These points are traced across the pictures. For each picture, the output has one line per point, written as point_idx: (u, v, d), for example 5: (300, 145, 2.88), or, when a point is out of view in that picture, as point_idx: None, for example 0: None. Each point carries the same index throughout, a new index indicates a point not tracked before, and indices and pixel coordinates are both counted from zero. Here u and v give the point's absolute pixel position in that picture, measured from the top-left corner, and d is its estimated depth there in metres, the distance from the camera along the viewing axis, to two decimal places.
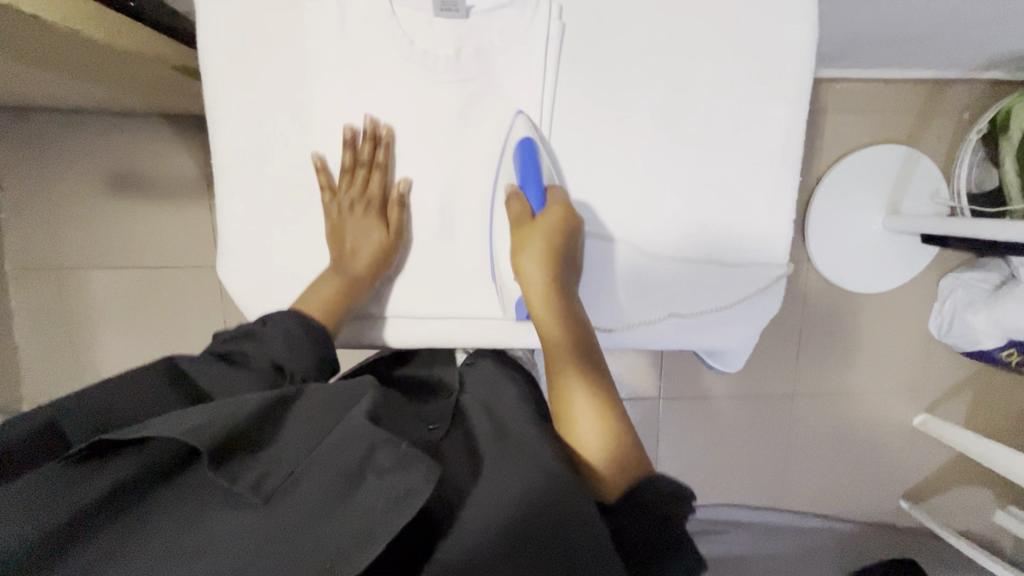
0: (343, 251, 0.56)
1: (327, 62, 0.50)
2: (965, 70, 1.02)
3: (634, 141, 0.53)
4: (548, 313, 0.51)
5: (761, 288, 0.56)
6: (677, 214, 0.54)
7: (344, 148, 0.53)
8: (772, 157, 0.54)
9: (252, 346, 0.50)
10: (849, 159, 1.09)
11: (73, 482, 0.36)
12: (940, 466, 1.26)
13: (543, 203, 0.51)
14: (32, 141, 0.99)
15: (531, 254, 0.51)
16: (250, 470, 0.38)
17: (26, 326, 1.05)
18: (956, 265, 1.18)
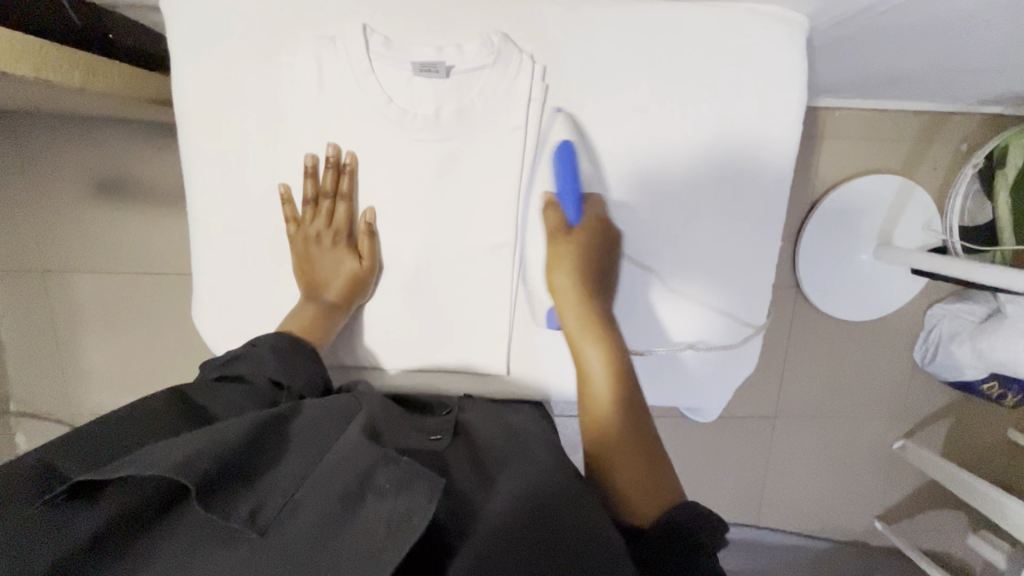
0: (314, 282, 0.61)
1: (314, 119, 0.56)
2: (964, 102, 1.01)
3: (601, 194, 0.58)
4: (584, 334, 0.57)
5: (736, 342, 0.62)
6: (638, 262, 0.60)
7: (305, 178, 0.58)
8: (727, 209, 0.58)
9: (246, 366, 0.54)
10: (842, 188, 1.08)
11: (67, 523, 0.38)
12: (915, 489, 1.28)
13: (577, 214, 0.57)
14: (16, 143, 0.98)
15: (569, 272, 0.58)
16: (242, 501, 0.38)
17: (12, 327, 1.06)
18: (943, 295, 1.18)
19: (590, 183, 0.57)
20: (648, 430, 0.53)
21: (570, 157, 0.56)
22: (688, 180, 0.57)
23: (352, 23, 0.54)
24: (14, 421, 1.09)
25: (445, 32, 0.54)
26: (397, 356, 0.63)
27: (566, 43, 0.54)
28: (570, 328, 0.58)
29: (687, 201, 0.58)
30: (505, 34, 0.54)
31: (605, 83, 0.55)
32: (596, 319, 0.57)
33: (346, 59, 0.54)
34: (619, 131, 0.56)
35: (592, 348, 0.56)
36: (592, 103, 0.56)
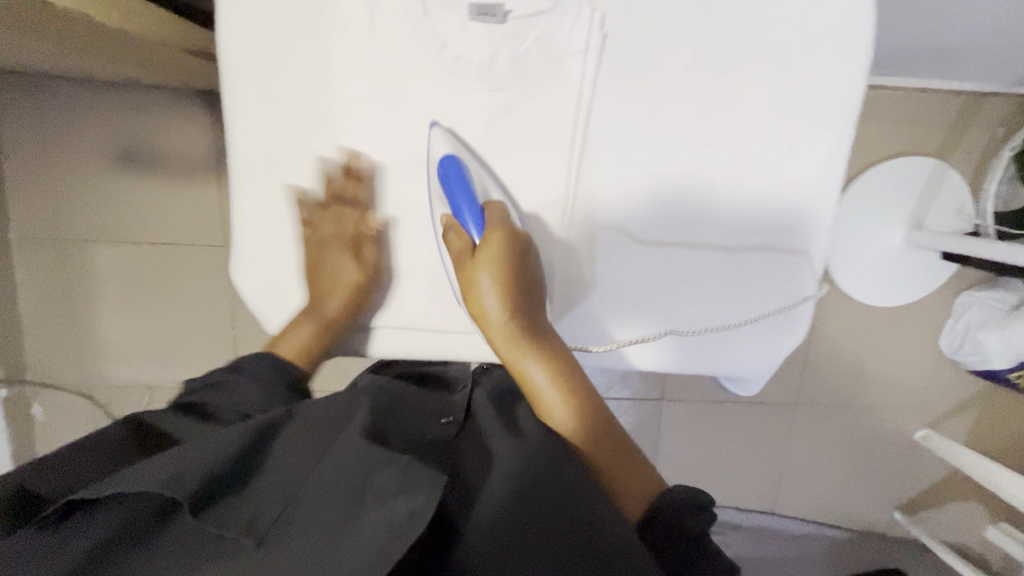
0: (316, 292, 0.52)
1: (352, 57, 0.45)
2: (1004, 83, 0.99)
3: (667, 161, 0.51)
4: (523, 365, 0.49)
5: (788, 307, 0.55)
6: (704, 234, 0.53)
7: (319, 181, 0.49)
8: (801, 181, 0.52)
9: (216, 396, 0.49)
10: (875, 169, 1.06)
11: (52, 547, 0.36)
12: (937, 480, 1.26)
13: (480, 227, 0.48)
14: (35, 106, 0.96)
15: (490, 297, 0.48)
16: (239, 513, 0.39)
17: (29, 296, 1.04)
18: (973, 283, 1.16)
19: (486, 189, 0.49)
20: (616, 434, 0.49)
21: (462, 172, 0.47)
22: (763, 149, 0.51)
23: None
24: (29, 393, 1.07)
25: None
26: (428, 325, 0.53)
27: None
28: (505, 352, 0.49)
29: (766, 166, 0.52)
30: None
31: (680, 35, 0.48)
32: (531, 337, 0.49)
33: None
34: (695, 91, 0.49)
35: (534, 367, 0.48)
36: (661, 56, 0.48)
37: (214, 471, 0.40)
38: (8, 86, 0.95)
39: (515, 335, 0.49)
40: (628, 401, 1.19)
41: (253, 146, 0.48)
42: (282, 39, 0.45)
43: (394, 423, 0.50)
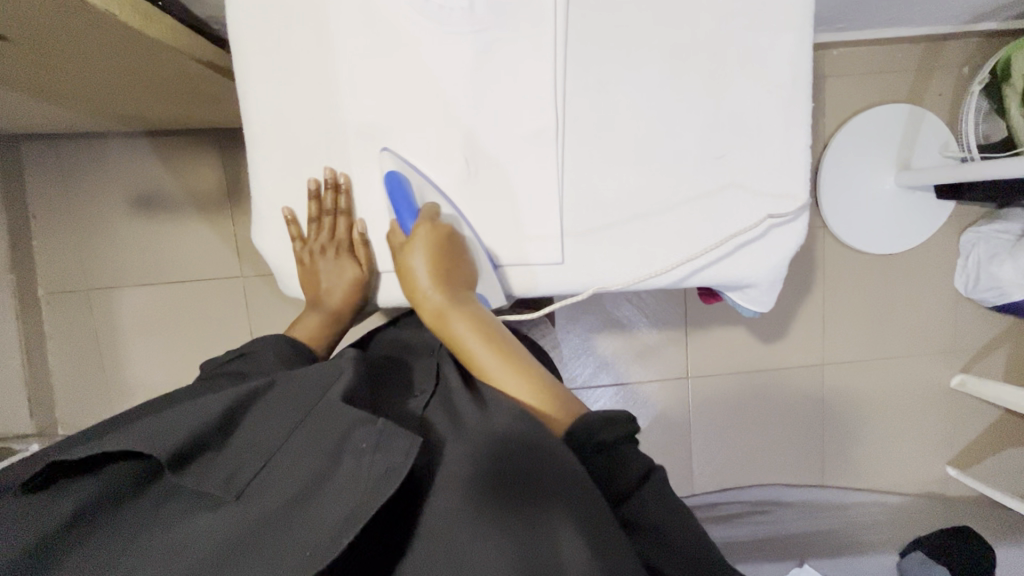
0: (319, 291, 0.60)
1: (346, 22, 0.49)
2: (959, 24, 1.04)
3: (647, 80, 0.52)
4: (455, 321, 0.52)
5: (775, 219, 0.55)
6: (694, 149, 0.53)
7: (309, 201, 0.54)
8: (784, 84, 0.53)
9: (246, 363, 0.54)
10: (854, 121, 1.09)
11: (50, 502, 0.38)
12: (985, 428, 1.22)
13: (414, 220, 0.52)
14: (58, 168, 1.03)
15: (421, 276, 0.52)
16: (216, 469, 0.39)
17: (57, 349, 1.07)
18: (974, 220, 1.17)
19: (424, 194, 0.53)
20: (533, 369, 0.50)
21: (400, 184, 0.52)
22: (742, 58, 0.52)
23: None
24: None
25: None
26: None
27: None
28: (432, 315, 0.53)
29: (748, 77, 0.52)
30: None
31: None
32: (457, 298, 0.52)
33: None
34: (671, 14, 0.50)
35: (461, 325, 0.51)
36: None
37: (193, 432, 0.39)
38: (33, 153, 1.02)
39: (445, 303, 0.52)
40: (655, 383, 1.18)
41: (266, 114, 0.51)
42: (284, 17, 0.49)
43: (376, 398, 0.47)
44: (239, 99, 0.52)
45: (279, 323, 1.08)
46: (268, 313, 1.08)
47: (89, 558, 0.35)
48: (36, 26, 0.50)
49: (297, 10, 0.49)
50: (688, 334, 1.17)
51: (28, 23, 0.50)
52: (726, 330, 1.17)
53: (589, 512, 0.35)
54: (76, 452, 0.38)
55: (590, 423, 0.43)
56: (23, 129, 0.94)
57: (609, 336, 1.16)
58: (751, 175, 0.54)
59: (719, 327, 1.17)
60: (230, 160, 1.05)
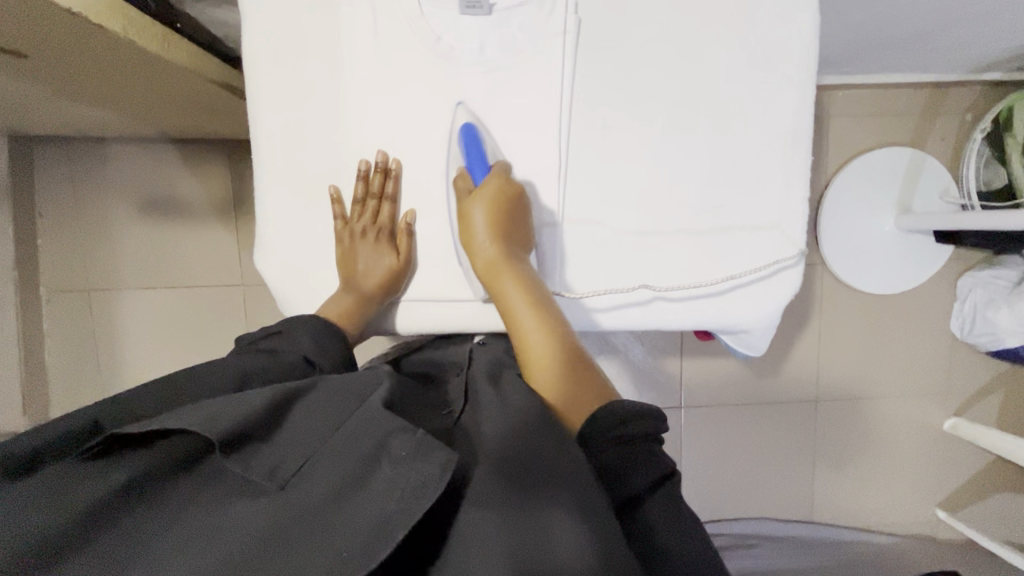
0: (354, 273, 0.55)
1: (359, 55, 0.50)
2: (963, 73, 1.05)
3: (652, 126, 0.52)
4: (504, 283, 0.50)
5: (772, 268, 0.55)
6: (698, 196, 0.53)
7: (356, 180, 0.53)
8: (787, 138, 0.53)
9: (280, 342, 0.49)
10: (856, 162, 1.10)
11: (97, 472, 0.33)
12: (976, 472, 1.21)
13: (484, 176, 0.50)
14: (67, 168, 1.04)
15: (479, 229, 0.50)
16: (262, 456, 0.35)
17: (55, 347, 1.08)
18: (973, 264, 1.17)
19: (497, 152, 0.52)
20: (578, 361, 0.46)
21: (476, 135, 0.50)
22: (747, 109, 0.53)
23: None
24: None
25: None
26: (438, 299, 0.55)
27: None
28: (483, 270, 0.51)
29: (754, 127, 0.53)
30: None
31: (648, 15, 0.50)
32: (509, 262, 0.50)
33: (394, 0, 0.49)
34: (679, 64, 0.51)
35: (511, 286, 0.49)
36: (636, 37, 0.51)
37: (245, 419, 0.35)
38: (42, 152, 1.03)
39: (500, 263, 0.50)
40: None
41: (274, 141, 0.52)
42: (299, 50, 0.50)
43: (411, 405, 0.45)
44: (248, 118, 0.52)
45: None
46: (265, 321, 1.08)
47: (125, 540, 0.31)
48: (53, 45, 0.51)
49: (312, 41, 0.50)
50: (683, 363, 1.17)
51: (48, 41, 0.50)
52: (723, 362, 1.17)
53: (584, 498, 0.34)
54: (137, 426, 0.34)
55: (617, 413, 0.41)
56: (35, 130, 0.95)
57: (605, 361, 1.16)
58: (751, 221, 0.54)
59: (713, 358, 1.18)
60: (237, 169, 1.05)
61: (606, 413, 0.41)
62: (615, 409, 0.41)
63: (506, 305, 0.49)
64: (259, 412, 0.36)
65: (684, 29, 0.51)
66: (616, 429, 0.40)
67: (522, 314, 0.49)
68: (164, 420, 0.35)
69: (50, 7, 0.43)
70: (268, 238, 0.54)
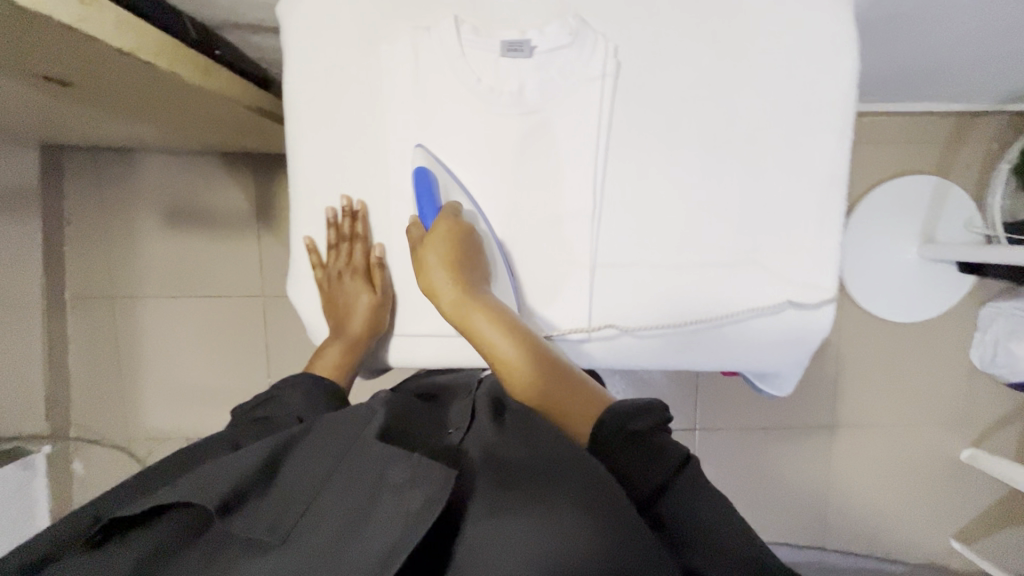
0: (340, 318, 0.58)
1: (399, 95, 0.50)
2: (993, 102, 1.04)
3: (687, 169, 0.52)
4: (474, 320, 0.49)
5: (802, 311, 0.55)
6: (730, 240, 0.53)
7: (327, 228, 0.55)
8: (822, 185, 0.53)
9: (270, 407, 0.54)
10: (880, 189, 1.10)
11: (107, 557, 0.36)
12: (992, 503, 1.20)
13: (432, 216, 0.51)
14: (96, 176, 1.06)
15: (438, 272, 0.50)
16: (262, 513, 0.37)
17: (77, 352, 1.10)
18: (995, 294, 1.16)
19: (448, 191, 0.52)
20: (562, 380, 0.47)
21: (428, 178, 0.51)
22: (783, 155, 0.52)
23: (443, 13, 0.49)
24: (72, 448, 1.10)
25: (528, 16, 0.49)
26: None
27: (657, 14, 0.50)
28: (450, 313, 0.50)
29: (788, 173, 0.53)
30: (582, 16, 0.49)
31: (687, 60, 0.51)
32: (474, 296, 0.50)
33: (436, 40, 0.49)
34: (716, 109, 0.51)
35: (481, 321, 0.49)
36: (674, 81, 0.51)
37: (240, 478, 0.37)
38: (72, 160, 1.05)
39: (465, 299, 0.50)
40: None
41: (313, 176, 0.53)
42: (341, 87, 0.50)
43: (409, 429, 0.44)
44: (287, 157, 0.53)
45: (295, 342, 1.09)
46: (284, 332, 1.09)
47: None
48: (96, 76, 0.52)
49: (351, 80, 0.50)
50: (698, 384, 1.17)
51: (94, 74, 0.52)
52: (738, 385, 1.17)
53: (598, 513, 0.33)
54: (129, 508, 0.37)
55: (620, 412, 0.43)
56: (67, 139, 0.97)
57: (620, 380, 1.16)
58: (782, 266, 0.54)
59: (728, 381, 1.17)
60: (262, 180, 1.06)
61: (612, 414, 0.43)
62: (614, 411, 0.43)
63: (482, 344, 0.49)
64: (251, 469, 0.38)
65: (721, 75, 0.51)
66: (626, 422, 0.42)
67: (499, 347, 0.48)
68: (164, 495, 0.37)
69: (102, 49, 0.44)
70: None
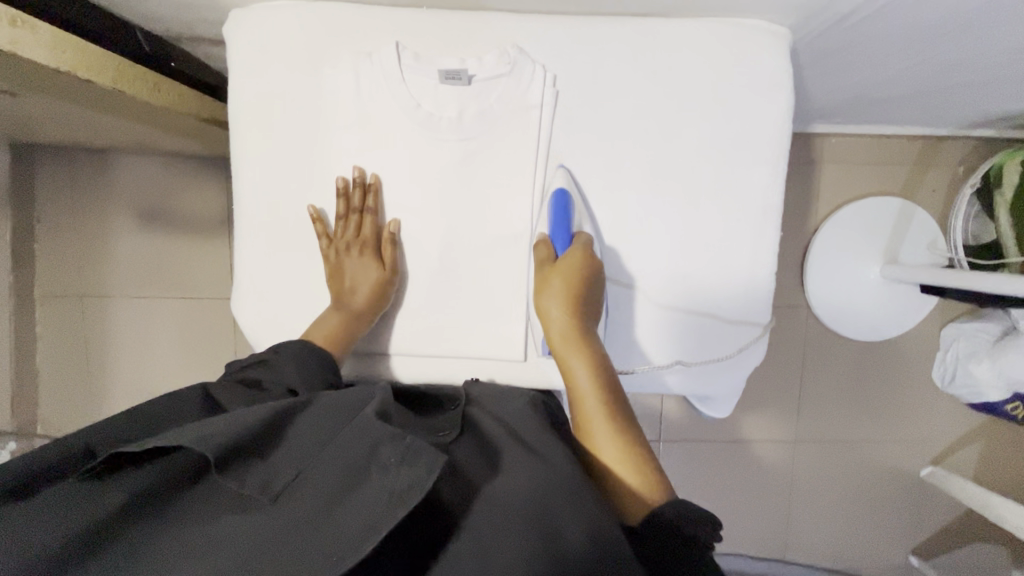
0: (342, 291, 0.54)
1: (341, 117, 0.52)
2: (957, 127, 1.05)
3: (625, 196, 0.53)
4: (572, 354, 0.49)
5: (739, 346, 0.56)
6: (666, 269, 0.55)
7: (337, 198, 0.54)
8: (756, 215, 0.54)
9: (267, 373, 0.48)
10: (846, 209, 1.11)
11: (98, 493, 0.36)
12: (950, 519, 1.22)
13: (566, 247, 0.52)
14: (68, 176, 1.06)
15: (554, 300, 0.50)
16: (255, 470, 0.36)
17: (46, 350, 1.10)
18: (958, 315, 1.17)
19: (580, 223, 0.53)
20: (648, 455, 0.44)
21: (565, 203, 0.52)
22: (718, 185, 0.54)
23: (386, 38, 0.51)
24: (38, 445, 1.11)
25: (468, 44, 0.51)
26: (409, 353, 0.57)
27: (595, 46, 0.51)
28: (554, 343, 0.50)
29: (723, 203, 0.54)
30: (520, 45, 0.51)
31: (624, 90, 0.52)
32: (585, 337, 0.50)
33: (377, 66, 0.51)
34: (653, 138, 0.53)
35: (579, 362, 0.48)
36: (612, 112, 0.52)
37: (237, 429, 0.36)
38: (43, 161, 1.05)
39: (572, 336, 0.49)
40: None
41: (254, 193, 0.54)
42: (284, 108, 0.52)
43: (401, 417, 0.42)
44: (231, 174, 0.54)
45: None
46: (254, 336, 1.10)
47: (129, 549, 0.33)
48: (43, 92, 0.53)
49: (294, 103, 0.52)
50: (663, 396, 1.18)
51: (42, 86, 0.52)
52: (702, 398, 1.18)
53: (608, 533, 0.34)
54: (128, 447, 0.36)
55: (683, 512, 0.38)
56: (36, 140, 0.97)
57: None
58: (718, 294, 0.55)
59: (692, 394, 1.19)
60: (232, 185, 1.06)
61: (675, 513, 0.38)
62: (679, 503, 0.38)
63: (571, 377, 0.48)
64: (253, 423, 0.36)
65: (660, 104, 0.52)
66: (676, 521, 0.38)
67: (585, 390, 0.47)
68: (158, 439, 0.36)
69: (40, 69, 0.45)
70: (245, 287, 0.55)
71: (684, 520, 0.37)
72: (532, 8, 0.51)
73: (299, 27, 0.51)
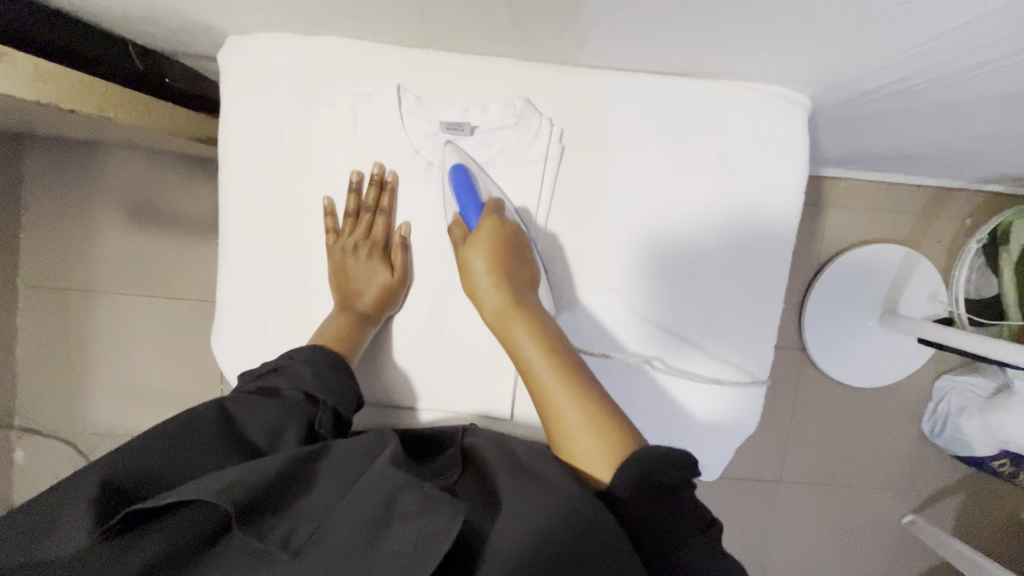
0: (347, 291, 0.53)
1: (338, 157, 0.51)
2: (967, 181, 1.04)
3: (625, 257, 0.51)
4: (510, 334, 0.47)
5: (736, 416, 0.54)
6: (662, 334, 0.52)
7: (348, 193, 0.51)
8: (758, 285, 0.53)
9: (282, 378, 0.47)
10: (849, 254, 1.09)
11: (117, 556, 0.33)
12: (924, 569, 1.22)
13: (477, 217, 0.48)
14: (59, 166, 1.04)
15: (483, 277, 0.47)
16: (277, 522, 0.34)
17: (27, 341, 1.08)
18: (952, 367, 1.16)
19: (486, 188, 0.50)
20: (604, 407, 0.43)
21: (464, 175, 0.49)
22: (722, 253, 0.52)
23: (388, 81, 0.49)
24: (14, 436, 1.10)
25: (472, 93, 0.49)
26: (390, 402, 0.55)
27: (604, 103, 0.49)
28: (493, 323, 0.48)
29: (725, 271, 0.52)
30: (528, 98, 0.49)
31: (631, 149, 0.50)
32: (520, 308, 0.47)
33: (377, 109, 0.49)
34: (658, 200, 0.51)
35: (521, 335, 0.46)
36: (618, 171, 0.50)
37: (257, 481, 0.35)
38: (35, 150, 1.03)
39: (507, 310, 0.47)
40: None
41: (241, 227, 0.52)
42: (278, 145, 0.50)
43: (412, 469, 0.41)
44: (217, 206, 0.52)
45: None
46: None
47: None
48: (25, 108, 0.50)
49: (290, 140, 0.50)
50: None
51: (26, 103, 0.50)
52: None
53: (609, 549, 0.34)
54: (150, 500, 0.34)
55: (648, 459, 0.37)
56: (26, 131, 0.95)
57: None
58: (715, 363, 0.53)
59: None
60: None
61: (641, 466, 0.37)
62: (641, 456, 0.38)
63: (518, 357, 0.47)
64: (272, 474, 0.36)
65: (668, 167, 0.50)
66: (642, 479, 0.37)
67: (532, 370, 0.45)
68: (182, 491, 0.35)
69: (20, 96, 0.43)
70: (224, 325, 0.53)
71: (650, 470, 0.37)
72: (540, 59, 0.49)
73: (299, 63, 0.49)
